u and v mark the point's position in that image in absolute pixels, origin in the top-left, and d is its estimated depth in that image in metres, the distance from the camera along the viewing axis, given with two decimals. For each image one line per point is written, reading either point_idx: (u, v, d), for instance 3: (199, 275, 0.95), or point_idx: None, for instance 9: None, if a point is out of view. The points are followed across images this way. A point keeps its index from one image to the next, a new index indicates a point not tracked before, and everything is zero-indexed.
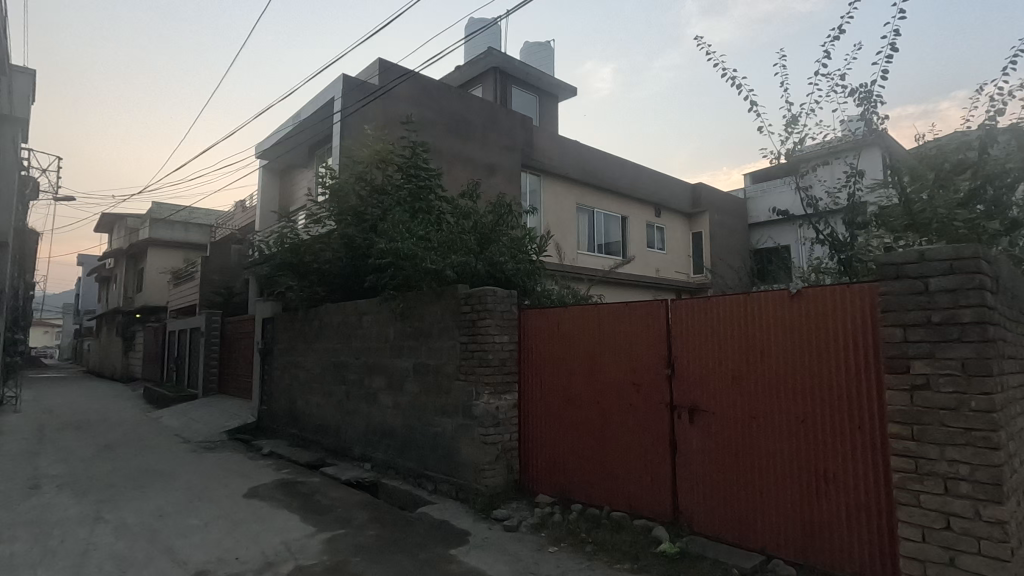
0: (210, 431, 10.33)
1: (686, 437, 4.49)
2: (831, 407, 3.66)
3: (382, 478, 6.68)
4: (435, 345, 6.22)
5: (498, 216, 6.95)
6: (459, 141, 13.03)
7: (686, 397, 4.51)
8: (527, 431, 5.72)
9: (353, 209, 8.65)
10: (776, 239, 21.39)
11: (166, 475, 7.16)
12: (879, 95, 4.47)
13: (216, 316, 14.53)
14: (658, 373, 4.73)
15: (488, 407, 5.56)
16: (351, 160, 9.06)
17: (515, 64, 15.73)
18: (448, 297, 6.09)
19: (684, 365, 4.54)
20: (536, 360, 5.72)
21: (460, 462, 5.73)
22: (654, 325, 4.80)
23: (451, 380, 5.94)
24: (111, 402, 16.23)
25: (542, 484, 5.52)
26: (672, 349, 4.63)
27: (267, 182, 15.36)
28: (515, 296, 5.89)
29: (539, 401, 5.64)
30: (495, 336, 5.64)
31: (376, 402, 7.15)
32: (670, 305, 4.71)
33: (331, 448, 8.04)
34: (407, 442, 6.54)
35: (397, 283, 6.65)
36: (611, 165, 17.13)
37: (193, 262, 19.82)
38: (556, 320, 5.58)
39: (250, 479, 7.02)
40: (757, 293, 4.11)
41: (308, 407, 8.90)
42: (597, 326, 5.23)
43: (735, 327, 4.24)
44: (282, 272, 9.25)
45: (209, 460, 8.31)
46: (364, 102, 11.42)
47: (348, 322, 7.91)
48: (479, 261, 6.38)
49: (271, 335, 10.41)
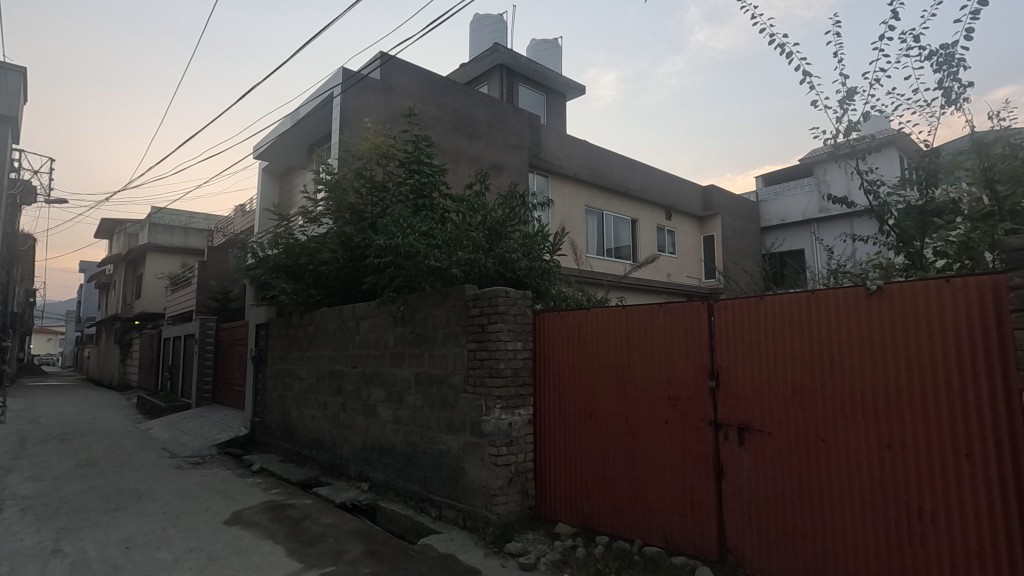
0: (199, 445, 9.68)
1: (736, 463, 3.81)
2: (928, 431, 3.02)
3: (381, 501, 6.00)
4: (440, 353, 5.56)
5: (509, 210, 6.25)
6: (464, 139, 12.43)
7: (736, 415, 3.84)
8: (543, 450, 5.04)
9: (351, 206, 8.03)
10: (789, 243, 20.77)
11: (144, 497, 6.49)
12: (962, 59, 3.84)
13: (210, 321, 13.90)
14: (700, 386, 4.05)
15: (500, 423, 4.89)
16: (348, 154, 8.48)
17: (521, 61, 15.16)
18: (454, 299, 5.44)
19: (732, 376, 3.87)
20: (554, 370, 5.04)
21: (468, 486, 5.05)
22: (695, 331, 4.12)
23: (457, 392, 5.28)
24: (102, 412, 15.60)
25: (561, 510, 4.85)
26: (718, 358, 3.96)
27: (265, 184, 14.81)
28: (529, 296, 5.23)
29: (557, 416, 4.97)
30: (508, 342, 4.99)
31: (374, 415, 6.49)
32: (714, 306, 4.03)
33: (325, 466, 7.38)
34: (408, 460, 5.87)
35: (397, 284, 5.99)
36: (621, 166, 16.48)
37: (190, 267, 19.26)
38: (577, 324, 4.91)
39: (234, 501, 6.34)
40: (826, 291, 3.44)
41: (302, 420, 8.24)
42: (626, 332, 4.56)
43: (798, 332, 3.57)
44: (275, 274, 8.66)
45: (194, 478, 7.63)
46: (365, 97, 10.85)
47: (345, 328, 7.26)
48: (489, 259, 5.78)
49: (265, 342, 9.76)
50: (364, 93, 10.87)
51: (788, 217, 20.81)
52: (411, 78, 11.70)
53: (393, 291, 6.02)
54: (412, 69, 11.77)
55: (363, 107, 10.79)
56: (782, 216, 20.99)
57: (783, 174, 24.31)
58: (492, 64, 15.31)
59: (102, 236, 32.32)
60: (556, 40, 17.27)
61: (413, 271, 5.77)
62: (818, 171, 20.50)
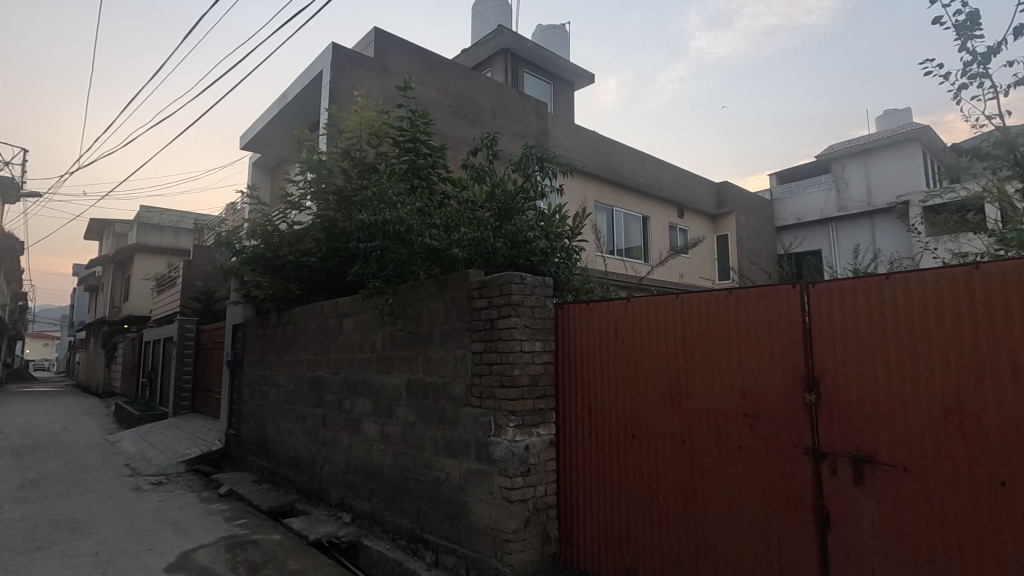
0: (166, 461, 8.57)
1: (851, 510, 2.73)
2: None
3: (365, 538, 4.88)
4: (437, 356, 4.46)
5: (522, 181, 5.12)
6: (466, 124, 11.40)
7: (848, 441, 2.76)
8: (568, 480, 3.93)
9: (335, 188, 6.94)
10: (806, 244, 19.66)
11: (79, 530, 5.40)
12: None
13: (190, 323, 12.82)
14: (792, 401, 2.97)
15: (513, 447, 3.77)
16: (334, 128, 7.37)
17: (527, 45, 14.15)
18: (455, 289, 4.36)
19: (842, 387, 2.80)
20: (584, 377, 3.93)
21: (472, 527, 3.96)
22: (783, 325, 3.04)
23: (459, 406, 4.20)
24: (75, 422, 14.44)
25: (594, 561, 3.73)
26: (822, 361, 2.88)
27: (252, 176, 13.81)
28: (549, 284, 4.15)
29: (585, 436, 3.88)
30: (524, 342, 3.90)
31: (359, 431, 5.38)
32: (812, 291, 2.96)
33: (303, 489, 6.27)
34: (398, 489, 4.76)
35: (386, 272, 4.90)
36: (633, 160, 15.43)
37: (176, 267, 18.15)
38: (611, 319, 3.83)
39: (188, 537, 5.23)
40: (1000, 264, 2.41)
41: (279, 434, 7.13)
42: (680, 327, 3.47)
43: (949, 327, 2.53)
44: (252, 266, 7.64)
45: (150, 503, 6.52)
46: (357, 75, 9.84)
47: (327, 328, 6.17)
48: (498, 238, 4.69)
49: (241, 345, 8.68)
50: (357, 71, 9.83)
51: (804, 216, 19.57)
52: (409, 58, 10.73)
53: (380, 280, 4.94)
54: (410, 48, 10.78)
55: (356, 85, 9.74)
56: (798, 216, 19.72)
57: (797, 172, 23.08)
58: (496, 48, 14.33)
59: (93, 237, 31.34)
60: (564, 26, 16.30)
61: (406, 253, 4.71)
62: (837, 168, 19.43)
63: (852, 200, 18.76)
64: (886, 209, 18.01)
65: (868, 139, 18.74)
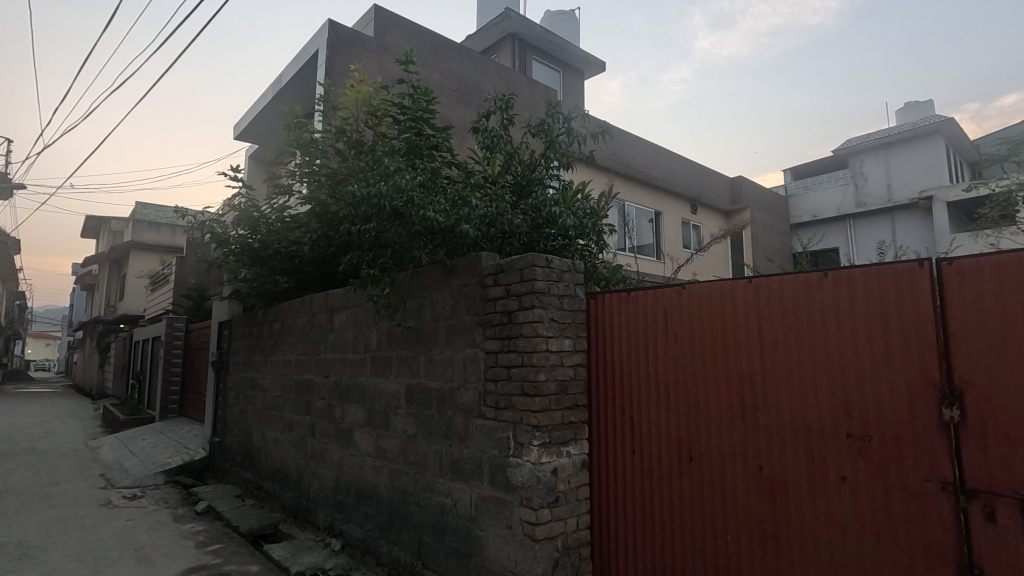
0: (144, 470, 7.83)
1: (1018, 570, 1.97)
2: None
3: (355, 572, 4.12)
4: (443, 357, 3.71)
5: (543, 152, 4.33)
6: (472, 111, 10.66)
7: (1013, 476, 2.00)
8: (606, 512, 3.16)
9: (329, 169, 6.16)
10: (822, 241, 18.87)
11: (25, 558, 4.65)
12: None
13: (179, 323, 12.09)
14: (923, 418, 2.20)
15: (539, 471, 3.01)
16: (327, 102, 6.53)
17: (536, 30, 13.41)
18: (464, 275, 3.60)
19: (1002, 402, 2.04)
20: (624, 385, 3.17)
21: (485, 567, 3.21)
22: (907, 317, 2.27)
23: (469, 419, 3.44)
24: (58, 426, 13.69)
25: None
26: (966, 366, 2.12)
27: (246, 168, 13.12)
28: (579, 268, 3.39)
29: (627, 458, 3.11)
30: (551, 340, 3.13)
31: (351, 445, 4.63)
32: (949, 270, 2.19)
33: (287, 506, 5.53)
34: (396, 514, 4.00)
35: (383, 258, 4.13)
36: (647, 152, 14.66)
37: (169, 265, 17.44)
38: (660, 313, 3.07)
39: (150, 566, 4.49)
40: None
41: (264, 444, 6.38)
42: (755, 321, 2.71)
43: None
44: (237, 258, 6.86)
45: (117, 522, 5.78)
46: (353, 54, 9.07)
47: (316, 325, 5.42)
48: (516, 214, 3.95)
49: (227, 344, 7.93)
50: (354, 51, 9.08)
51: (821, 213, 18.75)
52: (411, 38, 9.98)
53: (375, 268, 4.17)
54: (411, 28, 10.03)
55: (354, 65, 8.98)
56: (813, 213, 18.91)
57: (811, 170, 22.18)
58: (503, 34, 13.60)
59: (89, 236, 30.78)
60: (574, 12, 15.53)
61: (406, 235, 3.95)
62: (854, 162, 18.62)
63: (871, 196, 17.96)
64: (908, 205, 17.19)
65: (889, 131, 17.91)
